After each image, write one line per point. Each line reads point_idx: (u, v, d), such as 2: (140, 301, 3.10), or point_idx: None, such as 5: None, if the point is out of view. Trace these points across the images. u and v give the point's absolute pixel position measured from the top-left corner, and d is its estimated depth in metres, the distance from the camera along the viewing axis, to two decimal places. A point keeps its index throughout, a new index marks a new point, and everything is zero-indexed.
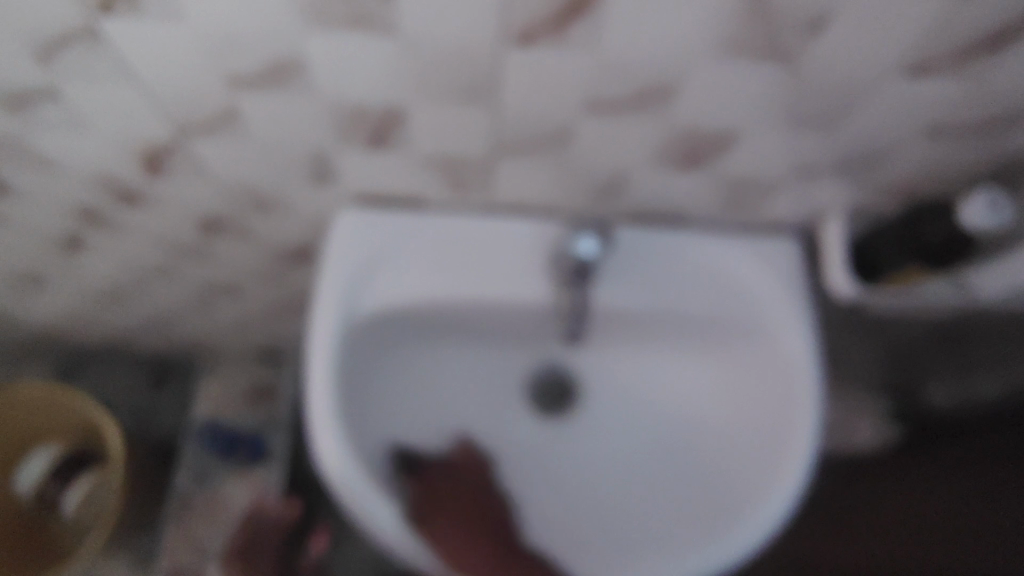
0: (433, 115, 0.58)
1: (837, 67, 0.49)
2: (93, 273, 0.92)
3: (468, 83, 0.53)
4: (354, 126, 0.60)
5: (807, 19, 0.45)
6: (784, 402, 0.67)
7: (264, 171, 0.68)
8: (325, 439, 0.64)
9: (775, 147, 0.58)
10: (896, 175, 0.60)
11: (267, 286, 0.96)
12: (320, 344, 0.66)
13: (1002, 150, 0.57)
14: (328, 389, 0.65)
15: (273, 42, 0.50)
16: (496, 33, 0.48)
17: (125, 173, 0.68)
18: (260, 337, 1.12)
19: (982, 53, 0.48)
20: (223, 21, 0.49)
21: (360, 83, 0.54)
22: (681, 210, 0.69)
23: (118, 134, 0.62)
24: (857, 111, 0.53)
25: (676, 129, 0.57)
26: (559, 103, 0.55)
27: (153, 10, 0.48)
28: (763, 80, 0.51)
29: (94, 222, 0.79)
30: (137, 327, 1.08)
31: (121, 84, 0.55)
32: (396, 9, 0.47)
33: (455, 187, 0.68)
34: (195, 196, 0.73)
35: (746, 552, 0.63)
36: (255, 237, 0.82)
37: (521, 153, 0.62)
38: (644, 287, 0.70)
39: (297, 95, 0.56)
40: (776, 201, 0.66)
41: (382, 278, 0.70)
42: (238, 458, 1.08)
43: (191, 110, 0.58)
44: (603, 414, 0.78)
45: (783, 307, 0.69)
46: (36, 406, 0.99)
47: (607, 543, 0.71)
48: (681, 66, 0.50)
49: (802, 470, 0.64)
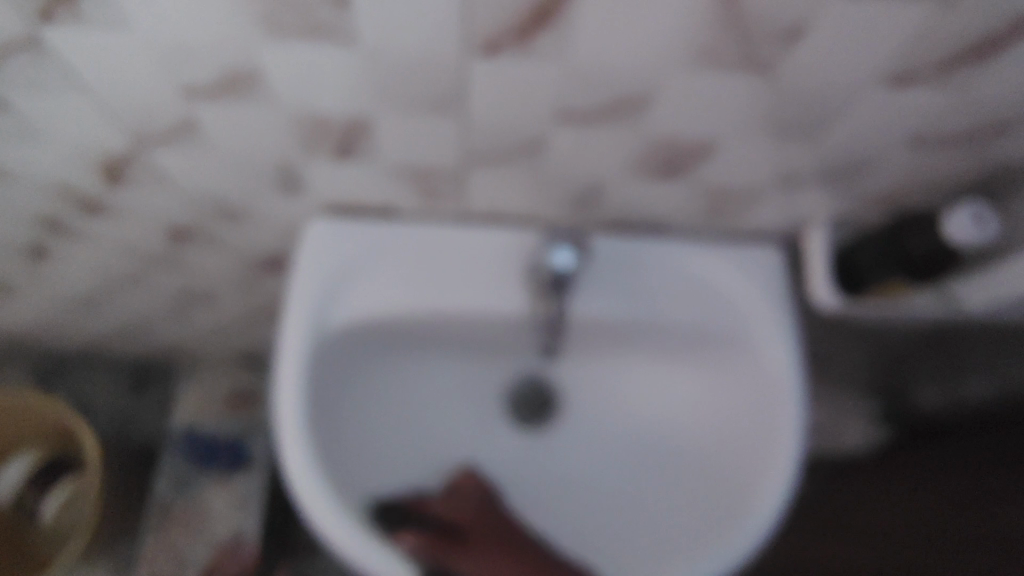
0: (399, 125, 0.55)
1: (817, 77, 0.47)
2: (60, 282, 0.88)
3: (433, 93, 0.51)
4: (318, 136, 0.57)
5: (784, 29, 0.43)
6: (767, 415, 0.66)
7: (229, 181, 0.65)
8: (292, 455, 0.62)
9: (755, 156, 0.56)
10: (881, 185, 0.59)
11: (240, 295, 0.93)
12: (289, 359, 0.64)
13: (990, 162, 0.55)
14: (295, 404, 0.63)
15: (225, 52, 0.48)
16: (459, 43, 0.46)
17: (83, 182, 0.65)
18: (236, 344, 1.10)
19: (966, 64, 0.45)
20: (171, 31, 0.46)
21: (320, 92, 0.52)
22: (661, 218, 0.67)
23: (74, 145, 0.59)
24: (839, 121, 0.51)
25: (652, 139, 0.55)
26: (529, 113, 0.52)
27: (95, 17, 0.45)
28: (741, 90, 0.49)
29: (57, 231, 0.76)
30: (111, 335, 1.05)
31: (71, 92, 0.52)
32: (351, 17, 0.44)
33: (428, 195, 0.66)
34: (159, 205, 0.70)
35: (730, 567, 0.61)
36: (225, 246, 0.80)
37: (493, 162, 0.59)
38: (625, 297, 0.67)
39: (255, 105, 0.53)
40: (759, 210, 0.64)
41: (355, 291, 0.67)
42: (218, 466, 1.06)
43: (147, 121, 0.56)
44: (583, 426, 0.76)
45: (766, 317, 0.67)
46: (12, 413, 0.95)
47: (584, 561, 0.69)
48: (654, 76, 0.48)
49: (785, 488, 0.62)
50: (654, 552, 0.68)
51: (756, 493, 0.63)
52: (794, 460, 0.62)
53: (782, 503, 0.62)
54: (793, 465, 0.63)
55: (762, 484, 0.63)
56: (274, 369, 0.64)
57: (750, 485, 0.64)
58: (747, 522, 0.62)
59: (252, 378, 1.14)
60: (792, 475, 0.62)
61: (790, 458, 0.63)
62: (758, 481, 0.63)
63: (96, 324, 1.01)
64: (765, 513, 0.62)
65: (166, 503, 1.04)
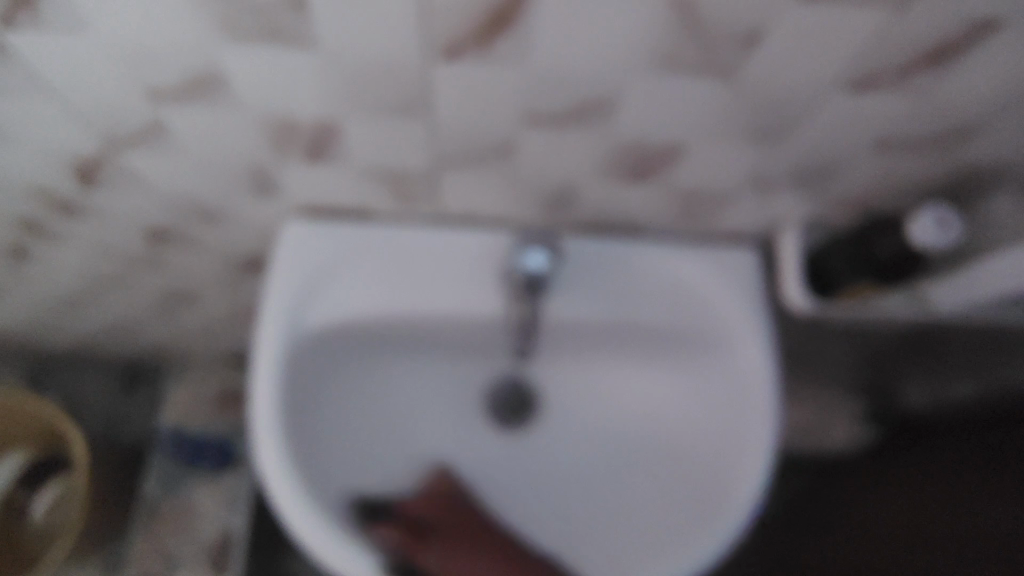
0: (368, 129, 0.55)
1: (781, 81, 0.47)
2: (43, 283, 0.89)
3: (399, 96, 0.51)
4: (288, 140, 0.57)
5: (743, 34, 0.43)
6: (740, 418, 0.66)
7: (203, 183, 0.65)
8: (267, 454, 0.62)
9: (725, 159, 0.56)
10: (852, 188, 0.59)
11: (223, 295, 0.93)
12: (263, 361, 0.64)
13: (959, 167, 0.55)
14: (271, 404, 0.63)
15: (187, 56, 0.48)
16: (420, 48, 0.46)
17: (57, 184, 0.65)
18: (222, 344, 1.10)
19: (927, 69, 0.45)
20: (133, 34, 0.46)
21: (286, 95, 0.51)
22: (636, 220, 0.67)
23: (45, 147, 0.59)
24: (805, 125, 0.51)
25: (620, 142, 0.55)
26: (496, 117, 0.52)
27: (55, 21, 0.45)
28: (705, 95, 0.49)
29: (35, 232, 0.76)
30: (98, 335, 1.05)
31: (37, 95, 0.52)
32: (310, 22, 0.44)
33: (401, 198, 0.66)
34: (135, 207, 0.70)
35: (703, 566, 0.61)
36: (205, 247, 0.80)
37: (463, 165, 0.59)
38: (600, 298, 0.68)
39: (221, 108, 0.53)
40: (732, 211, 0.64)
41: (329, 293, 0.67)
42: (205, 466, 1.06)
43: (116, 124, 0.56)
44: (560, 427, 0.76)
45: (740, 318, 0.67)
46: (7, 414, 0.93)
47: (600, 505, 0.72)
48: (617, 80, 0.48)
49: (758, 489, 0.62)
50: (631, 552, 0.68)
51: (729, 493, 0.63)
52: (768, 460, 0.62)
53: (754, 504, 0.62)
54: (766, 466, 0.63)
55: (736, 486, 0.63)
56: (248, 370, 0.65)
57: (723, 486, 0.64)
58: (720, 523, 0.62)
59: (239, 377, 1.14)
60: (764, 478, 0.62)
61: (763, 457, 0.63)
62: (731, 481, 0.64)
63: (81, 325, 1.01)
64: (738, 514, 0.62)
65: (155, 502, 1.04)
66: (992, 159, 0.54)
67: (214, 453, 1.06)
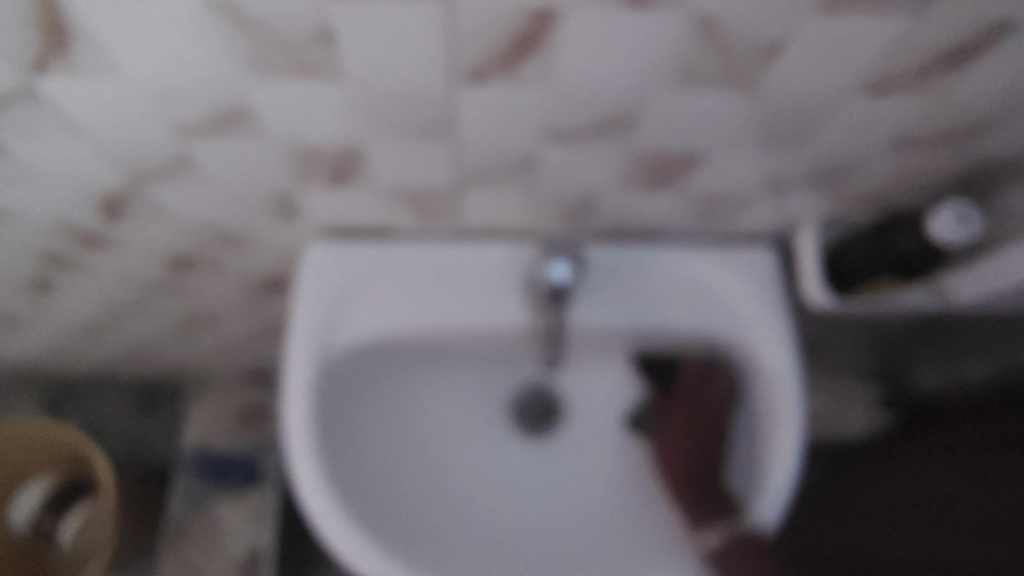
0: (391, 152, 0.56)
1: (799, 88, 0.48)
2: (64, 313, 0.89)
3: (424, 120, 0.52)
4: (312, 166, 0.58)
5: (762, 46, 0.44)
6: (766, 415, 0.67)
7: (228, 210, 0.66)
8: (303, 472, 0.63)
9: (743, 163, 0.57)
10: (869, 185, 0.59)
11: (245, 316, 0.94)
12: (295, 383, 0.65)
13: (973, 161, 0.56)
14: (304, 425, 0.64)
15: (216, 92, 0.49)
16: (445, 74, 0.47)
17: (84, 219, 0.66)
18: (243, 362, 1.10)
19: (942, 70, 0.46)
20: (163, 73, 0.47)
21: (312, 124, 0.52)
22: (654, 225, 0.68)
23: (73, 184, 0.60)
24: (823, 127, 0.52)
25: (640, 153, 0.56)
26: (518, 134, 0.53)
27: (88, 65, 0.46)
28: (724, 105, 0.50)
29: (59, 265, 0.76)
30: (117, 361, 1.04)
31: (67, 136, 0.53)
32: (337, 54, 0.45)
33: (422, 215, 0.67)
34: (159, 236, 0.71)
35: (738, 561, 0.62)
36: (227, 271, 0.81)
37: (486, 182, 0.60)
38: (625, 302, 0.69)
39: (248, 139, 0.54)
40: (750, 213, 0.65)
41: (355, 311, 0.68)
42: (229, 482, 1.06)
43: (143, 157, 0.56)
44: (587, 430, 0.77)
45: (760, 316, 0.68)
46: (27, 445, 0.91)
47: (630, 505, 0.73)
48: (638, 95, 0.49)
49: (789, 484, 0.63)
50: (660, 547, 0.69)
51: (760, 490, 0.64)
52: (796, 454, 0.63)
53: (785, 500, 0.62)
54: (796, 462, 0.63)
55: (766, 482, 0.63)
56: (280, 393, 0.65)
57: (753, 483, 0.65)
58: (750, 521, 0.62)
59: (260, 395, 1.15)
60: (793, 474, 0.63)
61: (792, 452, 0.64)
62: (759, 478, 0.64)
63: (102, 351, 1.00)
64: (767, 511, 0.62)
65: (180, 520, 1.05)
66: (1005, 152, 0.55)
67: (238, 470, 1.05)
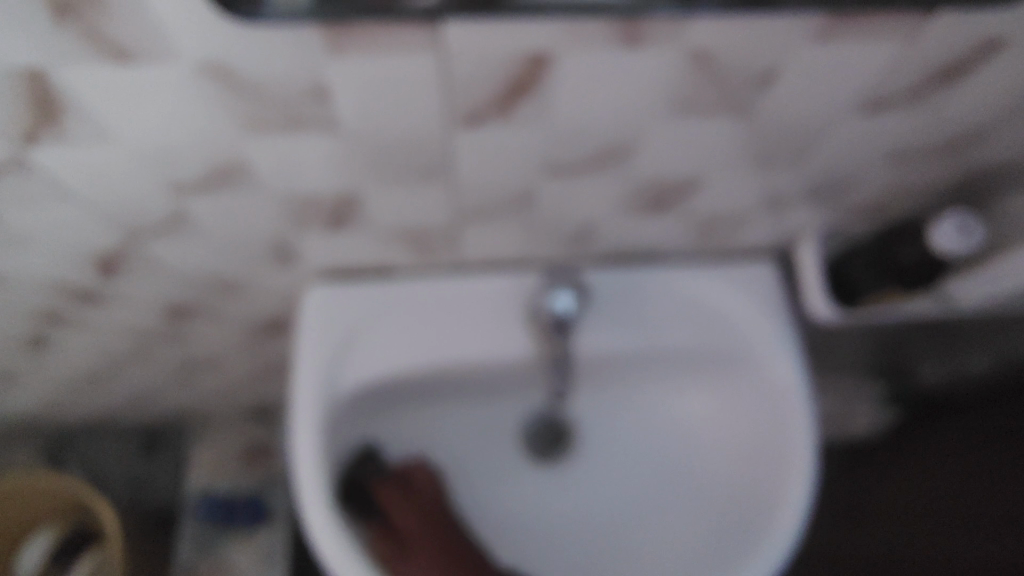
0: (389, 195, 0.56)
1: (793, 111, 0.48)
2: (59, 371, 0.84)
3: (420, 164, 0.51)
4: (310, 213, 0.58)
5: (756, 75, 0.44)
6: (778, 429, 0.66)
7: (227, 261, 0.65)
8: (315, 515, 0.62)
9: (742, 183, 0.57)
10: (866, 198, 0.60)
11: (245, 360, 0.91)
12: (302, 430, 0.63)
13: (967, 168, 0.57)
14: (314, 470, 0.63)
15: (210, 151, 0.48)
16: (440, 120, 0.47)
17: (78, 278, 0.64)
18: (248, 399, 1.04)
19: (934, 87, 0.47)
20: (155, 135, 0.46)
21: (309, 175, 0.52)
22: (655, 247, 0.68)
23: (67, 246, 0.59)
24: (819, 146, 0.52)
25: (639, 181, 0.56)
26: (516, 171, 0.53)
27: (78, 133, 0.45)
28: (719, 131, 0.50)
29: (53, 323, 0.73)
30: (120, 405, 0.97)
31: (60, 200, 0.52)
32: (331, 108, 0.45)
33: (422, 252, 0.66)
34: (157, 290, 0.69)
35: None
36: (227, 318, 0.79)
37: (486, 216, 0.60)
38: (630, 327, 0.68)
39: (244, 193, 0.54)
40: (749, 229, 0.65)
41: (360, 352, 0.67)
42: (238, 525, 1.01)
43: (137, 217, 0.56)
44: (598, 452, 0.76)
45: (766, 330, 0.68)
46: (37, 495, 0.88)
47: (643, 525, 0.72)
48: (634, 127, 0.49)
49: (808, 497, 0.63)
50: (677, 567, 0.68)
51: (778, 504, 0.63)
52: (811, 467, 0.63)
53: (805, 513, 0.62)
54: (812, 474, 0.63)
55: (785, 496, 0.63)
56: (288, 441, 0.64)
57: (769, 497, 0.65)
58: (773, 537, 0.62)
59: (265, 432, 1.09)
60: (812, 486, 0.63)
61: (807, 465, 0.63)
62: (778, 494, 0.64)
63: (104, 398, 0.94)
64: (791, 527, 0.62)
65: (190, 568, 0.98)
66: (999, 158, 0.56)
67: (246, 512, 1.01)
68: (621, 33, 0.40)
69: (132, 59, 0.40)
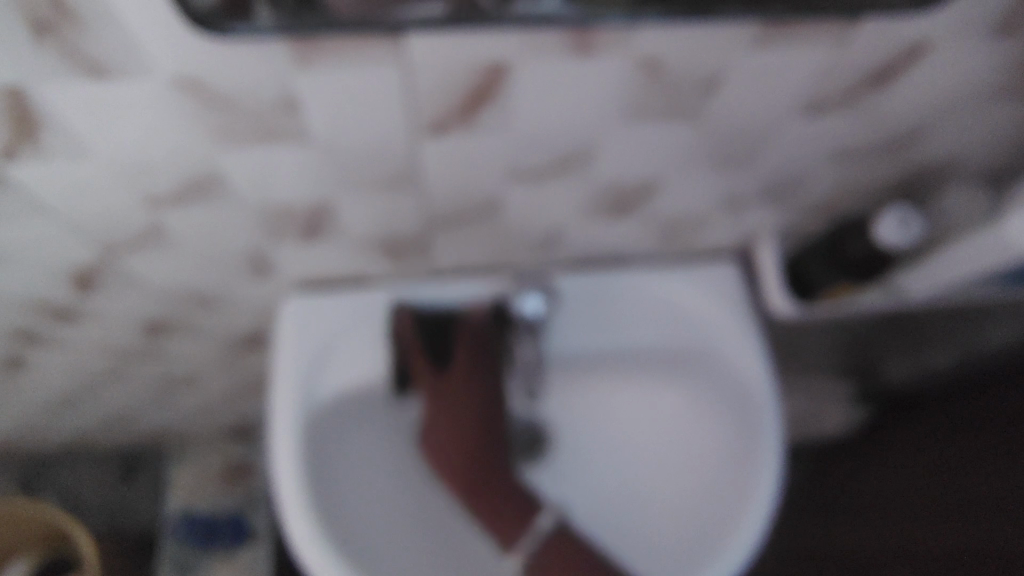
0: (361, 205, 0.58)
1: (742, 114, 0.51)
2: (35, 394, 0.83)
3: (389, 173, 0.54)
4: (284, 225, 0.59)
5: (701, 80, 0.47)
6: (743, 415, 0.68)
7: (204, 274, 0.66)
8: (294, 515, 0.63)
9: (700, 185, 0.60)
10: (816, 197, 0.63)
11: (224, 376, 0.91)
12: (279, 436, 0.65)
13: (908, 166, 0.61)
14: (294, 475, 0.64)
15: (186, 164, 0.50)
16: (407, 131, 0.49)
17: (55, 295, 0.64)
18: (228, 418, 1.04)
19: (870, 87, 0.50)
20: (131, 148, 0.48)
21: (284, 186, 0.54)
22: (621, 249, 0.70)
23: (46, 263, 0.59)
24: (769, 147, 0.55)
25: (600, 185, 0.58)
26: (483, 177, 0.55)
27: (56, 148, 0.46)
28: (674, 135, 0.53)
29: (32, 345, 0.73)
30: (96, 429, 0.96)
31: (38, 216, 0.53)
32: (301, 118, 0.47)
33: (396, 260, 0.68)
34: (134, 306, 0.70)
35: (749, 554, 0.64)
36: (204, 333, 0.79)
37: (455, 224, 0.62)
38: (594, 332, 0.72)
39: (218, 204, 0.55)
40: (711, 229, 0.68)
41: (336, 365, 0.68)
42: (220, 545, 0.99)
43: (116, 230, 0.57)
44: (576, 455, 0.77)
45: (731, 328, 0.70)
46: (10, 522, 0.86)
47: (622, 523, 0.73)
48: (593, 134, 0.51)
49: (777, 472, 0.66)
50: (654, 554, 0.70)
51: (747, 487, 0.66)
52: (779, 446, 0.66)
53: (777, 487, 0.65)
54: (779, 451, 0.66)
55: (752, 492, 0.65)
56: (266, 449, 0.65)
57: (736, 489, 0.66)
58: (740, 529, 0.64)
59: (244, 450, 1.09)
60: (779, 458, 0.66)
61: (772, 462, 0.66)
62: (747, 475, 0.66)
63: (80, 422, 0.93)
64: (762, 502, 0.65)
65: None
66: (937, 155, 0.60)
67: (227, 531, 0.99)
68: (572, 43, 0.43)
69: (111, 75, 0.42)
